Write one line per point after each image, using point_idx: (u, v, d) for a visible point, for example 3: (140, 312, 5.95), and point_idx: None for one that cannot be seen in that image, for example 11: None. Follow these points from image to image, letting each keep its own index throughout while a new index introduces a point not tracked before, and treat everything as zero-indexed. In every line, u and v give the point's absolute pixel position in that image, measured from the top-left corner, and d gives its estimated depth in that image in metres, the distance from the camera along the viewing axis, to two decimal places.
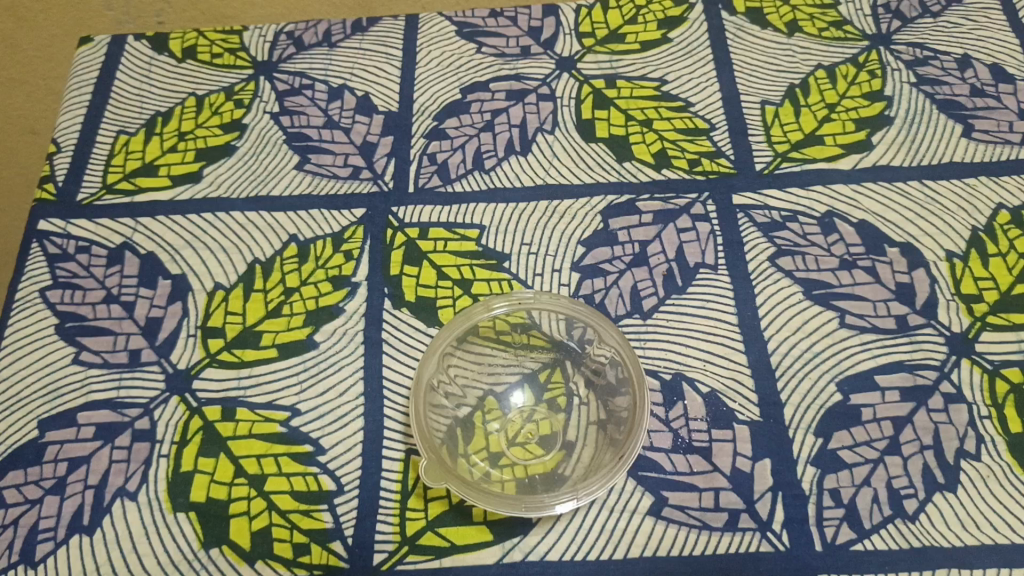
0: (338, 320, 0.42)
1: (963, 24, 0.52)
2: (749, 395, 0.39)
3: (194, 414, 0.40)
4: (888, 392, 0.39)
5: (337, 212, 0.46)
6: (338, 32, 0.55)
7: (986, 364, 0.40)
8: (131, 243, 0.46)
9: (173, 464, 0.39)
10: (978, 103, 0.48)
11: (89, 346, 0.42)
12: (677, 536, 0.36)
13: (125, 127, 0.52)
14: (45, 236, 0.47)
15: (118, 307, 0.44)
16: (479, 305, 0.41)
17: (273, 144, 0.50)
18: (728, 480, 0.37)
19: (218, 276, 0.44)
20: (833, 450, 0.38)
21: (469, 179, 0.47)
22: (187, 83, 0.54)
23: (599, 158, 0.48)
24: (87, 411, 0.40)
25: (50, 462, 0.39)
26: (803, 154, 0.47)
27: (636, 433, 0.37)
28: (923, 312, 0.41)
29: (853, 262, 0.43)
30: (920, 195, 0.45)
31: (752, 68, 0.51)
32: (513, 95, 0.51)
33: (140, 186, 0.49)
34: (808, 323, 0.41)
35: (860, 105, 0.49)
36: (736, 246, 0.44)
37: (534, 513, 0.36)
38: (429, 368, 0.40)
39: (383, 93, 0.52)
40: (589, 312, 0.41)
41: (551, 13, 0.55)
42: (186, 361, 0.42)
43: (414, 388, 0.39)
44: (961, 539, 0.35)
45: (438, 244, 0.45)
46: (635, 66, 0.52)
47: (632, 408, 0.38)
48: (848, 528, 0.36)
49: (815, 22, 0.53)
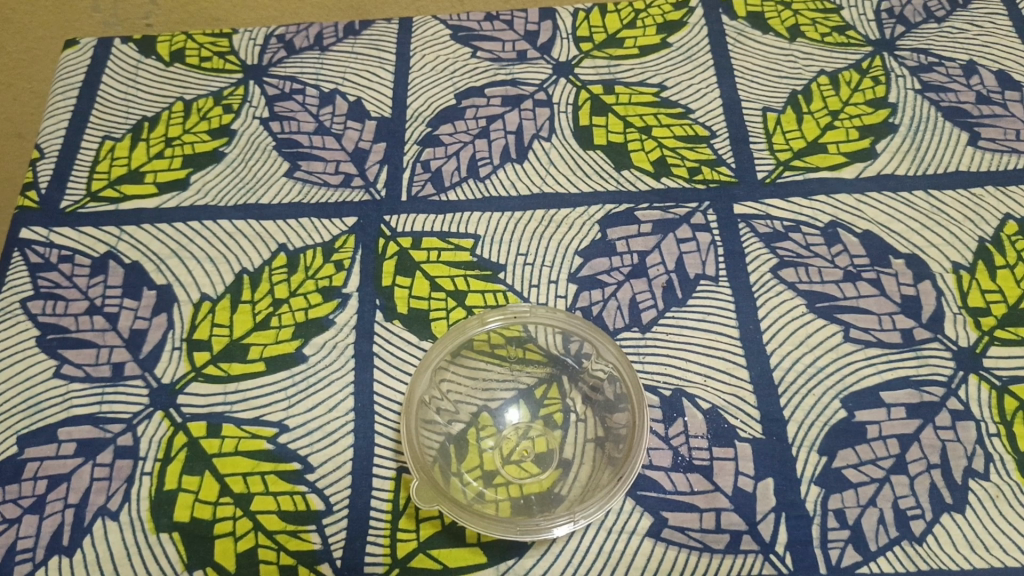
0: (328, 332, 0.41)
1: (969, 29, 0.51)
2: (751, 411, 0.38)
3: (179, 430, 0.39)
4: (894, 409, 0.38)
5: (328, 221, 0.45)
6: (330, 35, 0.54)
7: (994, 380, 0.38)
8: (115, 252, 0.45)
9: (156, 482, 0.37)
10: (984, 111, 0.47)
11: (71, 359, 0.41)
12: (677, 559, 0.35)
13: (110, 132, 0.50)
14: (27, 245, 0.45)
15: (101, 319, 0.42)
16: (474, 318, 0.40)
17: (262, 151, 0.48)
18: (730, 500, 0.36)
19: (204, 287, 0.43)
20: (837, 469, 0.36)
21: (464, 187, 0.46)
22: (174, 87, 0.53)
23: (597, 167, 0.46)
24: (68, 427, 0.39)
25: (29, 480, 0.38)
26: (805, 162, 0.46)
27: (636, 453, 0.36)
28: (929, 325, 0.40)
29: (857, 273, 0.42)
30: (925, 204, 0.44)
31: (754, 74, 0.50)
32: (509, 101, 0.50)
33: (125, 193, 0.47)
34: (811, 337, 0.40)
35: (864, 112, 0.48)
36: (737, 257, 0.43)
37: (530, 537, 0.34)
38: (422, 383, 0.39)
39: (376, 98, 0.51)
40: (586, 326, 0.39)
41: (548, 17, 0.54)
42: (170, 375, 0.40)
43: (406, 404, 0.38)
44: (969, 562, 0.34)
45: (432, 254, 0.44)
46: (634, 72, 0.51)
47: (630, 425, 0.37)
48: (853, 551, 0.35)
49: (817, 27, 0.52)
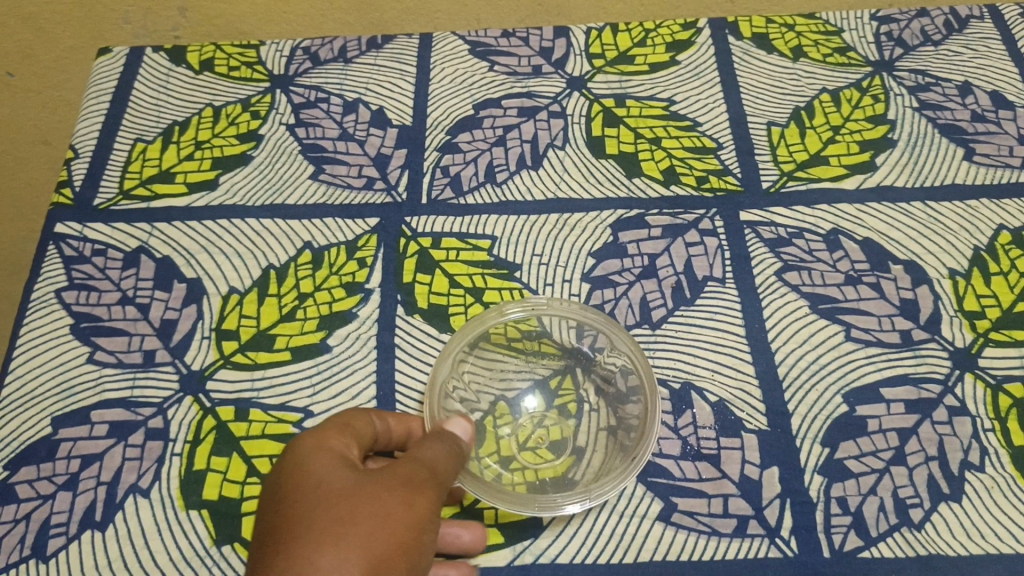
0: (351, 325, 0.43)
1: (964, 52, 0.54)
2: (756, 405, 0.40)
3: (208, 414, 0.40)
4: (893, 404, 0.39)
5: (351, 221, 0.47)
6: (353, 49, 0.57)
7: (989, 379, 0.40)
8: (147, 246, 0.47)
9: (186, 463, 0.39)
10: (979, 128, 0.50)
11: (103, 346, 0.43)
12: (686, 542, 0.36)
13: (142, 135, 0.53)
14: (61, 239, 0.47)
15: (133, 309, 0.44)
16: (492, 310, 0.41)
17: (288, 155, 0.51)
18: (737, 486, 0.37)
19: (233, 280, 0.45)
20: (839, 460, 0.38)
21: (481, 191, 0.48)
22: (203, 94, 0.55)
23: (609, 174, 0.49)
24: (100, 409, 0.41)
25: (63, 459, 0.39)
26: (808, 173, 0.48)
27: (645, 440, 0.38)
28: (927, 327, 0.42)
29: (858, 277, 0.44)
30: (923, 215, 0.46)
31: (759, 91, 0.52)
32: (525, 112, 0.52)
33: (156, 192, 0.49)
34: (814, 336, 0.42)
35: (864, 127, 0.50)
36: (743, 261, 0.45)
37: (546, 514, 0.36)
38: (443, 370, 0.40)
39: (397, 107, 0.53)
40: (601, 319, 0.41)
41: (563, 35, 0.57)
42: (199, 362, 0.42)
43: (429, 389, 0.40)
44: (966, 548, 0.36)
45: (450, 254, 0.46)
46: (645, 87, 0.53)
47: (640, 416, 0.39)
48: (855, 536, 0.36)
49: (819, 48, 0.55)
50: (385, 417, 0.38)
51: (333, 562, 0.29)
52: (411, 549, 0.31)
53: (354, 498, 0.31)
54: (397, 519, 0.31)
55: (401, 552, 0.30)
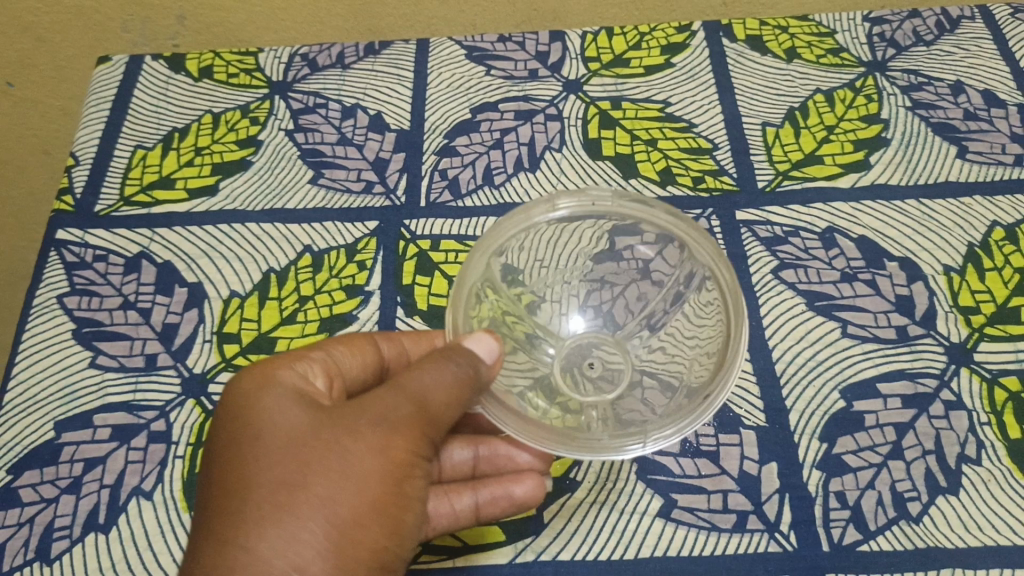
0: (352, 327, 0.44)
1: (956, 52, 0.55)
2: (755, 401, 0.40)
3: (210, 416, 0.41)
4: (890, 399, 0.40)
5: (350, 224, 0.47)
6: (351, 55, 0.57)
7: (985, 373, 0.41)
8: (148, 252, 0.47)
9: (189, 464, 0.39)
10: (972, 126, 0.50)
11: (106, 351, 0.43)
12: (687, 537, 0.37)
13: (142, 141, 0.53)
14: (63, 245, 0.48)
15: (135, 313, 0.44)
16: (542, 204, 0.39)
17: (288, 160, 0.51)
18: (736, 482, 0.38)
19: (233, 284, 0.45)
20: (837, 455, 0.38)
21: (480, 194, 0.49)
22: (203, 101, 0.55)
23: (606, 176, 0.49)
24: (103, 413, 0.41)
25: (66, 462, 0.40)
26: (803, 172, 0.48)
27: (729, 367, 0.35)
28: (922, 323, 0.42)
29: (853, 275, 0.44)
30: (917, 212, 0.46)
31: (753, 92, 0.53)
32: (522, 115, 0.53)
33: (157, 198, 0.50)
34: (811, 333, 0.42)
35: (857, 127, 0.51)
36: (740, 259, 0.45)
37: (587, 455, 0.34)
38: (477, 268, 0.38)
39: (395, 112, 0.53)
40: (690, 226, 0.38)
41: (558, 39, 0.57)
42: (201, 366, 0.42)
43: (459, 285, 0.38)
44: (964, 540, 0.36)
45: (449, 256, 0.46)
46: (641, 89, 0.54)
47: (723, 340, 0.36)
48: (853, 530, 0.36)
49: (812, 49, 0.55)
50: (398, 342, 0.40)
51: (303, 522, 0.31)
52: (388, 498, 0.33)
53: (332, 449, 0.32)
54: (375, 471, 0.32)
55: (374, 504, 0.32)
